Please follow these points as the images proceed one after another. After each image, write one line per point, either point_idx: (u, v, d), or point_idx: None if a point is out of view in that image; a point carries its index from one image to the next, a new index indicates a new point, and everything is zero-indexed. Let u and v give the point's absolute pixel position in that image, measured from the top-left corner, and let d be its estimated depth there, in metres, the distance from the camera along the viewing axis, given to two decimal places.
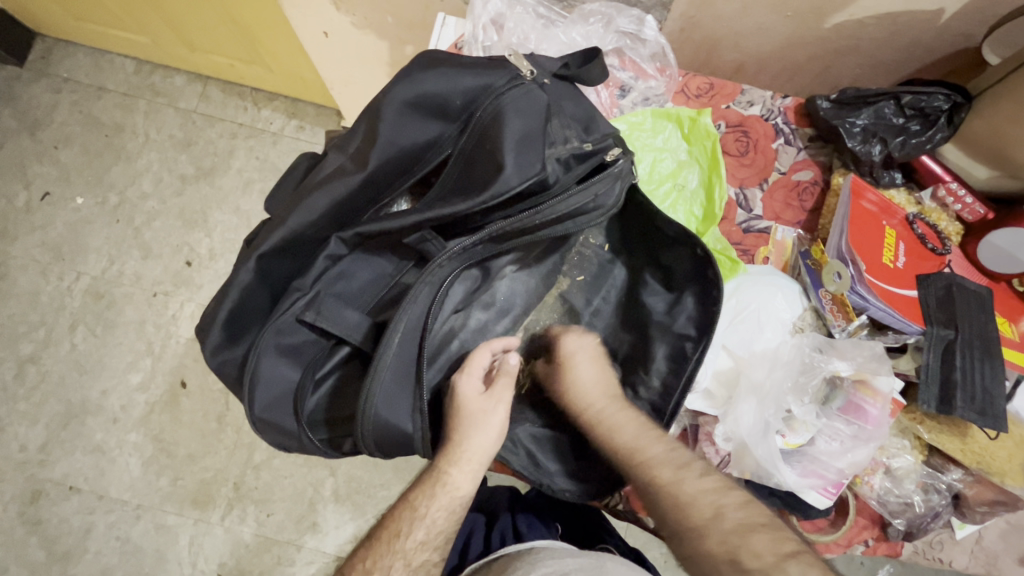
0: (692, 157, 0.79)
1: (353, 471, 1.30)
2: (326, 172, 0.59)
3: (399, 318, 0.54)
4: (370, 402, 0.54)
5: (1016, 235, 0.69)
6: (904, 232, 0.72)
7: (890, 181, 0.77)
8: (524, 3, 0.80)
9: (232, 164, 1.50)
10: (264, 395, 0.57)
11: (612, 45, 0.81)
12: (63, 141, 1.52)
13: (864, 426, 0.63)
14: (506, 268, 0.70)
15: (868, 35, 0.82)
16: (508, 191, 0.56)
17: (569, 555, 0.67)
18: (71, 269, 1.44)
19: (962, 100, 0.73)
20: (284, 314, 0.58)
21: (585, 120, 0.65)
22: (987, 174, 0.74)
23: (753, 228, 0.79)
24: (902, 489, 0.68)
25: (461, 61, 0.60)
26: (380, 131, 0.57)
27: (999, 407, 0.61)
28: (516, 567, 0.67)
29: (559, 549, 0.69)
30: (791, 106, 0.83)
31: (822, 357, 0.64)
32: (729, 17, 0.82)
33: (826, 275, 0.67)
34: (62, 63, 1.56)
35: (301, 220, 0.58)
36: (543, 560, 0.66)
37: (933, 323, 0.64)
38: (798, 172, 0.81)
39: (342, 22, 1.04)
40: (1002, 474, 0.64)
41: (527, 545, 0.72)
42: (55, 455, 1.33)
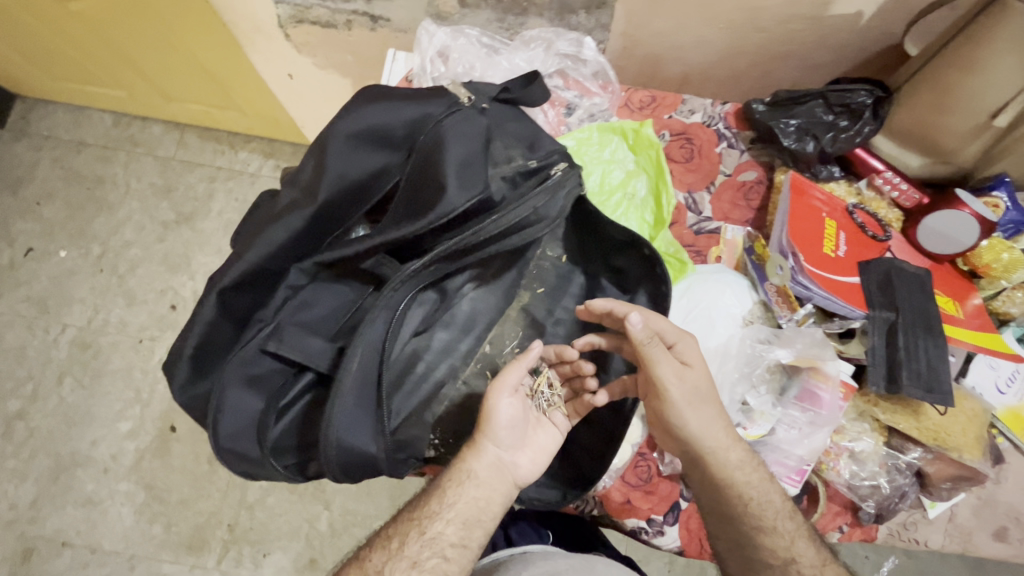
0: (639, 167, 0.82)
1: (348, 504, 1.30)
2: (280, 206, 0.62)
3: (358, 341, 0.56)
4: (331, 427, 0.54)
5: (949, 217, 0.73)
6: (844, 221, 0.75)
7: (828, 175, 0.81)
8: (468, 34, 0.85)
9: (212, 208, 1.54)
10: (229, 426, 0.59)
11: (555, 67, 0.85)
12: (45, 197, 1.55)
13: (819, 412, 0.65)
14: (465, 287, 0.72)
15: (798, 41, 0.86)
16: (453, 212, 0.59)
17: (560, 556, 0.69)
18: (57, 322, 1.45)
19: (883, 94, 0.77)
20: (248, 345, 0.60)
21: (530, 138, 0.68)
22: (919, 161, 0.77)
23: (704, 229, 0.82)
24: (868, 472, 0.69)
25: (402, 93, 0.64)
26: (328, 163, 0.60)
27: (944, 383, 0.64)
28: (507, 568, 0.69)
29: (550, 551, 0.70)
30: (731, 111, 0.86)
31: (765, 345, 0.67)
32: (666, 33, 0.87)
33: (770, 269, 0.71)
34: (41, 122, 1.61)
35: (259, 254, 0.60)
36: (535, 561, 0.68)
37: (876, 307, 0.67)
38: (742, 172, 0.84)
39: (305, 65, 1.09)
40: (960, 450, 0.66)
41: (520, 550, 0.73)
42: (46, 510, 1.32)
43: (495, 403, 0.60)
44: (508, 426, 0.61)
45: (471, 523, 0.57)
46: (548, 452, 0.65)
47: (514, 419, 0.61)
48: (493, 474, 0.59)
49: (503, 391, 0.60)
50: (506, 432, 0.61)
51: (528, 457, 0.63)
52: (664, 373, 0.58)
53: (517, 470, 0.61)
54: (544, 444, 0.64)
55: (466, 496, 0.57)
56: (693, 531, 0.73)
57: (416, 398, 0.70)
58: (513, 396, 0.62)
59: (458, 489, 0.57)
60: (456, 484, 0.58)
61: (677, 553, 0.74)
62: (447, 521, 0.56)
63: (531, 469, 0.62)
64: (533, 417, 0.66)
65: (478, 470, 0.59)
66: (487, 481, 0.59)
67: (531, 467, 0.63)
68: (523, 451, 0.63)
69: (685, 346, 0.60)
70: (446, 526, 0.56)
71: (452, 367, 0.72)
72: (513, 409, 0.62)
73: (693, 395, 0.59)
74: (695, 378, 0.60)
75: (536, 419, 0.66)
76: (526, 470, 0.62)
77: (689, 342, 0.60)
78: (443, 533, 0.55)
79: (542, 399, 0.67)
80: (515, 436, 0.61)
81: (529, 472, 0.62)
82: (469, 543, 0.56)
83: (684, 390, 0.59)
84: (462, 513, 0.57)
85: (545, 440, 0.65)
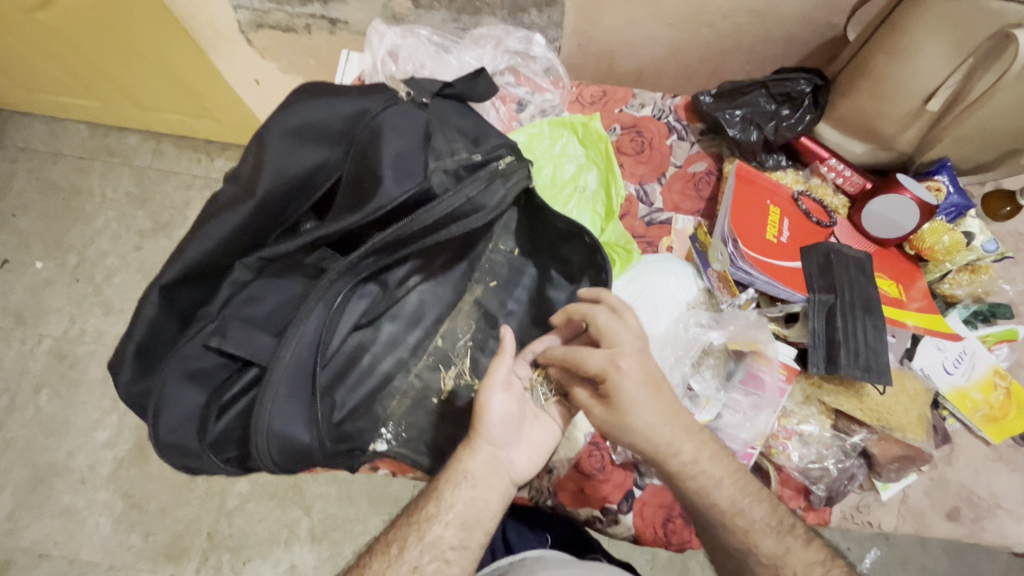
0: (590, 159, 0.83)
1: (328, 509, 1.29)
2: (221, 201, 0.63)
3: (292, 334, 0.56)
4: (262, 417, 0.54)
5: (889, 201, 0.74)
6: (789, 208, 0.77)
7: (774, 164, 0.83)
8: (418, 34, 0.86)
9: (189, 216, 1.54)
10: (169, 419, 0.59)
11: (505, 64, 0.86)
12: (21, 209, 1.55)
13: (762, 395, 0.66)
14: (410, 280, 0.72)
15: (746, 35, 0.87)
16: (390, 203, 0.60)
17: (561, 566, 0.67)
18: (33, 332, 1.45)
19: (822, 83, 0.79)
20: (190, 342, 0.61)
21: (475, 132, 0.69)
22: (862, 148, 0.79)
23: (655, 220, 0.83)
24: (814, 455, 0.69)
25: (339, 90, 0.65)
26: (266, 159, 0.61)
27: (882, 362, 0.65)
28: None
29: (552, 559, 0.69)
30: (681, 105, 0.88)
31: (703, 328, 0.67)
32: (617, 29, 0.88)
33: (713, 255, 0.73)
34: (17, 134, 1.61)
35: (198, 250, 0.61)
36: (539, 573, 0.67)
37: (814, 290, 0.68)
38: (692, 164, 0.85)
39: (270, 70, 1.11)
40: (904, 430, 0.67)
41: (520, 557, 0.72)
42: (22, 522, 1.31)
43: (487, 400, 0.60)
44: (501, 423, 0.61)
45: (470, 524, 0.57)
46: (546, 447, 0.65)
47: (508, 415, 0.61)
48: (489, 473, 0.59)
49: (495, 386, 0.60)
50: (500, 429, 0.61)
51: (524, 455, 0.63)
52: (582, 402, 0.59)
53: (514, 467, 0.61)
54: (540, 440, 0.64)
55: (463, 497, 0.58)
56: (648, 520, 0.73)
57: (362, 391, 0.70)
58: (506, 391, 0.62)
59: (455, 490, 0.58)
60: (453, 485, 0.58)
61: (634, 541, 0.75)
62: (445, 523, 0.57)
63: (528, 466, 0.62)
64: (531, 413, 0.66)
65: (474, 470, 0.59)
66: (483, 481, 0.59)
67: (527, 463, 0.63)
68: (518, 448, 0.63)
69: (608, 380, 0.56)
70: (444, 529, 0.56)
71: (400, 359, 0.72)
72: (508, 405, 0.62)
73: (615, 426, 0.57)
74: (618, 410, 0.56)
75: (534, 415, 0.66)
76: (524, 469, 0.62)
77: (615, 377, 0.55)
78: (443, 536, 0.56)
79: (541, 394, 0.68)
80: (509, 433, 0.61)
81: (525, 469, 0.62)
82: (468, 544, 0.57)
83: (602, 421, 0.58)
84: (461, 515, 0.57)
85: (541, 435, 0.65)
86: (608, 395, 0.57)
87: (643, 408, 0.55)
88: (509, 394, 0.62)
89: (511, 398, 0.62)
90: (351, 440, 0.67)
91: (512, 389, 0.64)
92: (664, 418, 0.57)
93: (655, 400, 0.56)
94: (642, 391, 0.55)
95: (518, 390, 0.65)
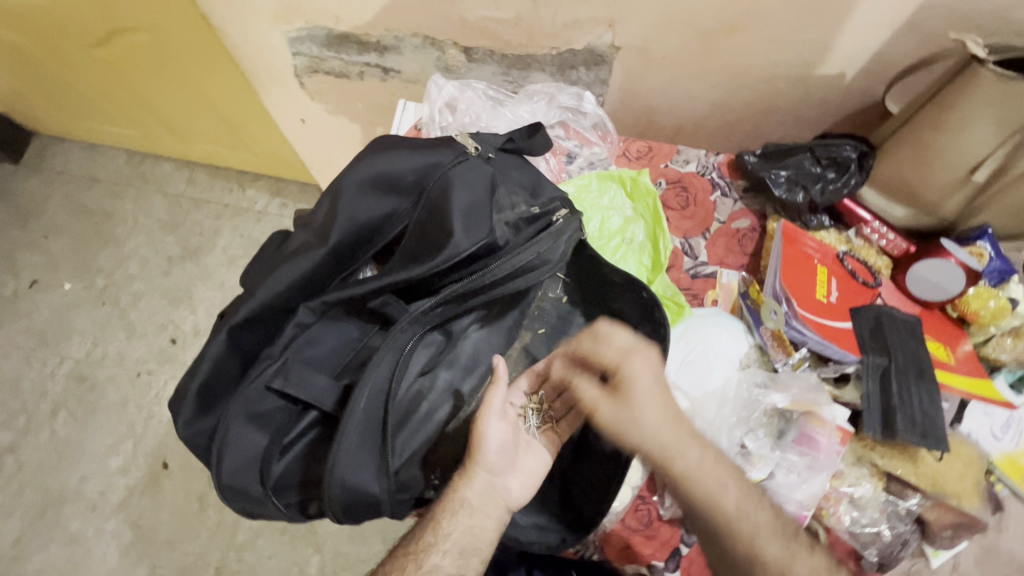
0: (637, 213, 0.85)
1: (340, 547, 1.25)
2: (293, 247, 0.65)
3: (364, 383, 0.57)
4: (334, 466, 0.55)
5: (935, 265, 0.76)
6: (835, 267, 0.78)
7: (818, 224, 0.84)
8: (475, 88, 0.91)
9: (217, 243, 1.56)
10: (231, 461, 0.60)
11: (557, 118, 0.90)
12: (53, 231, 1.58)
13: (817, 456, 0.66)
14: (468, 328, 0.74)
15: (783, 97, 0.90)
16: (459, 254, 0.62)
17: None
18: (55, 354, 1.46)
19: (867, 149, 0.81)
20: (253, 382, 0.61)
21: (532, 185, 0.72)
22: (904, 213, 0.81)
23: (700, 273, 0.84)
24: (868, 519, 0.69)
25: (411, 143, 0.68)
26: (341, 209, 0.63)
27: (938, 428, 0.65)
28: None
29: None
30: (724, 162, 0.91)
31: (761, 389, 0.68)
32: (660, 88, 0.92)
33: (764, 313, 0.73)
34: (56, 158, 1.66)
35: (270, 292, 0.63)
36: None
37: (869, 352, 0.69)
38: (736, 220, 0.87)
39: (317, 110, 1.15)
40: (959, 497, 0.67)
41: None
42: (28, 549, 1.29)
43: (485, 427, 0.63)
44: (497, 451, 0.63)
45: (467, 552, 0.58)
46: (538, 474, 0.68)
47: (503, 444, 0.64)
48: (486, 500, 0.61)
49: (491, 416, 0.63)
50: (496, 457, 0.63)
51: (518, 481, 0.66)
52: (588, 397, 0.67)
53: (508, 494, 0.63)
54: (532, 467, 0.67)
55: (461, 526, 0.59)
56: None
57: (419, 438, 0.70)
58: (502, 421, 0.64)
59: (452, 519, 0.59)
60: (450, 513, 0.59)
61: None
62: (443, 552, 0.57)
63: (521, 493, 0.64)
64: (524, 439, 0.69)
65: (470, 499, 0.60)
66: (480, 509, 0.60)
67: (521, 490, 0.65)
68: (513, 475, 0.65)
69: (621, 370, 0.65)
70: (442, 559, 0.57)
71: (454, 408, 0.72)
72: (503, 433, 0.64)
73: (619, 420, 0.64)
74: (626, 403, 0.64)
75: (527, 442, 0.69)
76: (517, 496, 0.64)
77: (628, 367, 0.64)
78: (440, 565, 0.57)
79: (532, 421, 0.71)
80: (504, 460, 0.64)
81: (520, 496, 0.65)
82: (466, 573, 0.57)
83: (608, 414, 0.65)
84: (457, 544, 0.58)
85: (533, 462, 0.68)
86: (616, 387, 0.65)
87: (650, 404, 0.63)
88: (505, 424, 0.65)
89: (507, 428, 0.65)
90: (408, 488, 0.67)
91: (508, 418, 0.67)
92: (670, 422, 0.63)
93: (661, 399, 0.63)
94: (651, 387, 0.63)
95: (513, 419, 0.68)
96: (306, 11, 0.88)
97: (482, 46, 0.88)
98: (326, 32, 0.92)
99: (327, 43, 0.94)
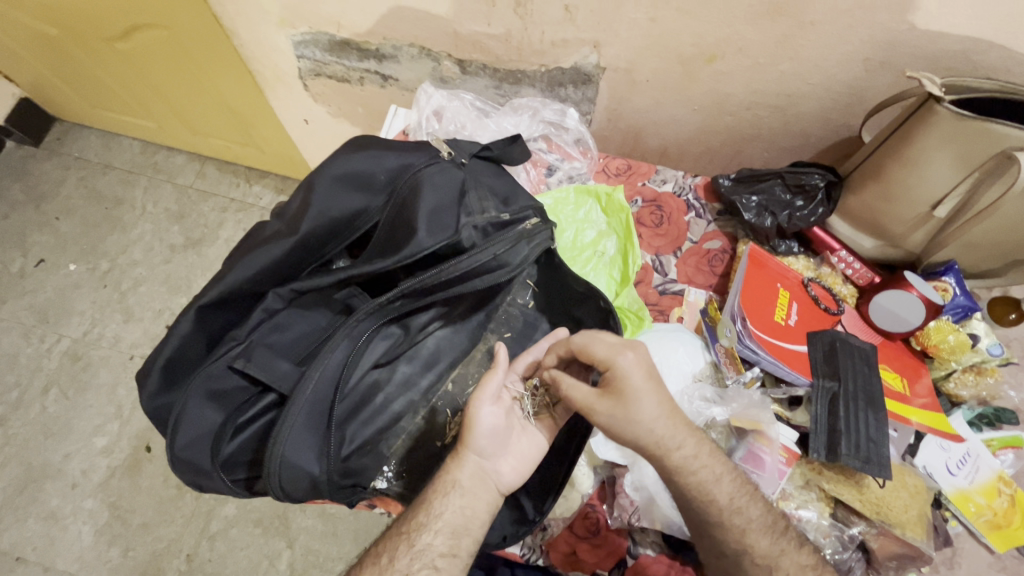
0: (610, 228, 0.88)
1: (311, 543, 1.25)
2: (266, 235, 0.68)
3: (316, 366, 0.61)
4: (277, 444, 0.58)
5: (895, 295, 0.77)
6: (798, 293, 0.80)
7: (786, 249, 0.87)
8: (463, 98, 0.95)
9: (220, 235, 1.60)
10: (186, 434, 0.62)
11: (539, 132, 0.94)
12: (64, 213, 1.64)
13: (762, 475, 0.67)
14: (431, 325, 0.76)
15: (767, 126, 0.92)
16: (422, 251, 0.65)
17: None
18: (53, 331, 1.50)
19: (835, 178, 0.83)
20: (217, 361, 0.63)
21: (506, 192, 0.74)
22: (872, 244, 0.82)
23: (668, 290, 0.86)
24: (811, 542, 0.69)
25: (388, 144, 0.71)
26: (313, 201, 0.66)
27: (883, 455, 0.66)
28: None
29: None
30: (700, 184, 0.93)
31: (706, 403, 0.70)
32: (645, 110, 0.94)
33: (720, 330, 0.76)
34: (74, 144, 1.72)
35: (238, 276, 0.65)
36: None
37: (819, 376, 0.71)
38: (708, 241, 0.90)
39: (320, 113, 1.19)
40: (904, 527, 0.66)
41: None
42: (7, 521, 1.31)
43: (476, 412, 0.64)
44: (489, 435, 0.64)
45: (459, 532, 0.60)
46: (532, 457, 0.68)
47: (496, 427, 0.65)
48: (476, 483, 0.63)
49: (484, 399, 0.64)
50: (486, 440, 0.64)
51: (510, 465, 0.66)
52: (579, 398, 0.61)
53: (500, 477, 0.65)
54: (526, 451, 0.67)
55: (452, 506, 0.61)
56: None
57: (373, 428, 0.72)
58: (495, 405, 0.65)
59: (443, 500, 0.61)
60: (442, 494, 0.62)
61: None
62: (435, 532, 0.59)
63: (512, 477, 0.65)
64: (519, 424, 0.68)
65: (461, 480, 0.62)
66: (471, 491, 0.62)
67: (512, 474, 0.66)
68: (505, 459, 0.66)
69: (612, 368, 0.60)
70: (434, 538, 0.59)
71: (412, 401, 0.74)
72: (496, 418, 0.66)
73: (618, 418, 0.60)
74: (623, 401, 0.59)
75: (522, 426, 0.69)
76: (509, 480, 0.66)
77: (620, 363, 0.59)
78: (432, 544, 0.58)
79: (529, 406, 0.69)
80: (495, 444, 0.65)
81: (511, 479, 0.66)
82: (458, 552, 0.59)
83: (603, 414, 0.60)
84: (450, 524, 0.60)
85: (527, 446, 0.68)
86: (609, 386, 0.60)
87: (646, 399, 0.59)
88: (498, 407, 0.66)
89: (498, 412, 0.66)
90: (357, 475, 0.69)
91: (500, 402, 0.67)
92: (665, 414, 0.60)
93: (655, 394, 0.60)
94: (645, 382, 0.59)
95: (507, 403, 0.68)
96: (310, 17, 0.92)
97: (475, 59, 0.92)
98: (329, 38, 0.96)
99: (329, 48, 0.98)
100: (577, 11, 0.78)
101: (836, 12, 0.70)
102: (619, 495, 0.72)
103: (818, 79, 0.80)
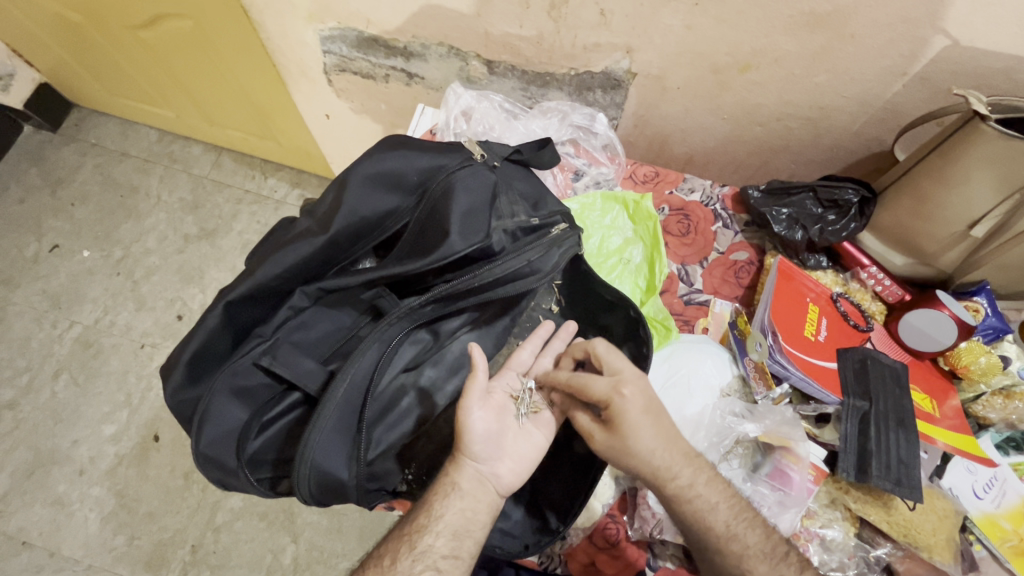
0: (637, 235, 0.86)
1: (316, 539, 1.25)
2: (295, 232, 0.67)
3: (348, 369, 0.62)
4: (308, 448, 0.59)
5: (928, 315, 0.76)
6: (827, 308, 0.79)
7: (815, 264, 0.86)
8: (491, 99, 0.94)
9: (233, 227, 1.60)
10: (211, 432, 0.62)
11: (568, 136, 0.93)
12: (79, 200, 1.64)
13: (790, 493, 0.66)
14: (459, 331, 0.76)
15: (797, 137, 0.90)
16: (453, 255, 0.64)
17: None
18: (65, 318, 1.50)
19: (869, 195, 0.81)
20: (242, 358, 0.63)
21: (534, 197, 0.74)
22: (903, 261, 0.81)
23: (694, 300, 0.86)
24: (836, 562, 0.68)
25: (419, 145, 0.70)
26: (345, 200, 0.66)
27: (914, 477, 0.65)
28: None
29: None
30: (728, 195, 0.93)
31: (737, 418, 0.70)
32: (674, 116, 0.93)
33: (750, 344, 0.76)
34: (91, 131, 1.72)
35: (267, 272, 0.65)
36: None
37: (850, 394, 0.71)
38: (735, 252, 0.89)
39: (341, 107, 1.19)
40: (931, 550, 0.65)
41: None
42: (14, 505, 1.31)
43: (467, 418, 0.63)
44: (482, 440, 0.63)
45: (460, 534, 0.59)
46: (530, 460, 0.66)
47: (489, 432, 0.64)
48: (476, 486, 0.62)
49: (475, 403, 0.63)
50: (481, 446, 0.63)
51: (509, 466, 0.65)
52: (584, 425, 0.64)
53: (498, 480, 0.63)
54: (525, 454, 0.66)
55: (453, 509, 0.60)
56: None
57: (397, 432, 0.72)
58: (483, 409, 0.64)
59: (445, 502, 0.60)
60: (443, 497, 0.61)
61: None
62: (437, 534, 0.58)
63: (511, 479, 0.64)
64: (516, 426, 0.67)
65: (461, 483, 0.62)
66: (471, 494, 0.61)
67: (511, 476, 0.65)
68: (503, 461, 0.65)
69: (611, 405, 0.60)
70: (435, 540, 0.58)
71: (434, 404, 0.74)
72: (486, 421, 0.64)
73: (614, 449, 0.61)
74: (619, 435, 0.60)
75: (519, 428, 0.67)
76: (508, 483, 0.64)
77: (618, 401, 0.60)
78: (433, 546, 0.58)
79: (524, 407, 0.68)
80: (491, 448, 0.64)
81: (511, 481, 0.64)
82: (459, 554, 0.58)
83: (603, 444, 0.62)
84: (451, 525, 0.59)
85: (527, 448, 0.67)
86: (609, 421, 0.61)
87: (644, 433, 0.60)
88: (487, 411, 0.65)
89: (489, 415, 0.65)
90: (380, 479, 0.70)
91: (490, 404, 0.66)
92: (664, 444, 0.61)
93: (654, 427, 0.60)
94: (642, 417, 0.60)
95: (499, 403, 0.67)
96: (339, 13, 0.92)
97: (504, 60, 0.91)
98: (357, 33, 0.95)
99: (357, 44, 0.97)
100: (612, 16, 0.77)
101: (877, 25, 0.69)
102: (640, 507, 0.70)
103: (852, 91, 0.79)
